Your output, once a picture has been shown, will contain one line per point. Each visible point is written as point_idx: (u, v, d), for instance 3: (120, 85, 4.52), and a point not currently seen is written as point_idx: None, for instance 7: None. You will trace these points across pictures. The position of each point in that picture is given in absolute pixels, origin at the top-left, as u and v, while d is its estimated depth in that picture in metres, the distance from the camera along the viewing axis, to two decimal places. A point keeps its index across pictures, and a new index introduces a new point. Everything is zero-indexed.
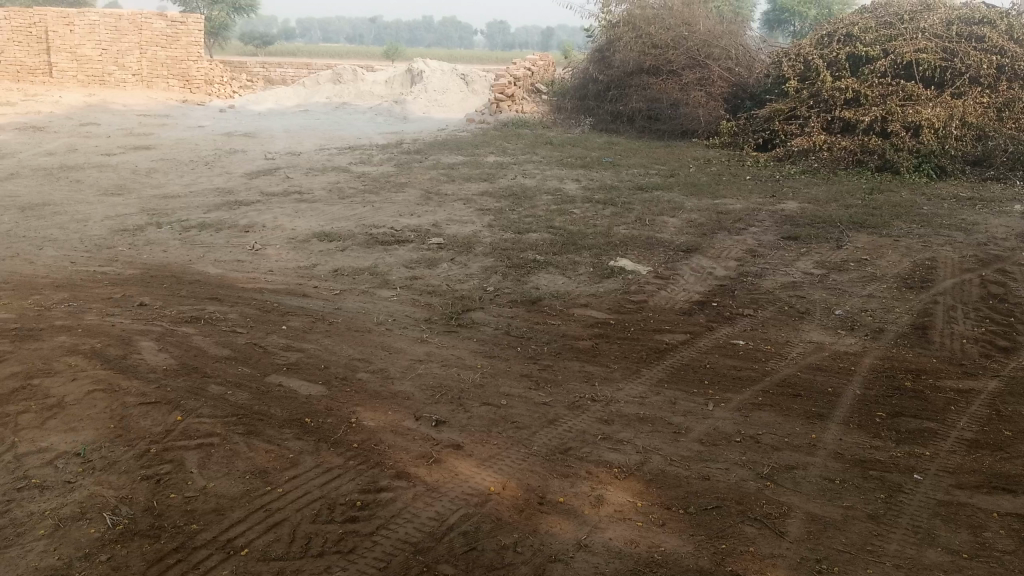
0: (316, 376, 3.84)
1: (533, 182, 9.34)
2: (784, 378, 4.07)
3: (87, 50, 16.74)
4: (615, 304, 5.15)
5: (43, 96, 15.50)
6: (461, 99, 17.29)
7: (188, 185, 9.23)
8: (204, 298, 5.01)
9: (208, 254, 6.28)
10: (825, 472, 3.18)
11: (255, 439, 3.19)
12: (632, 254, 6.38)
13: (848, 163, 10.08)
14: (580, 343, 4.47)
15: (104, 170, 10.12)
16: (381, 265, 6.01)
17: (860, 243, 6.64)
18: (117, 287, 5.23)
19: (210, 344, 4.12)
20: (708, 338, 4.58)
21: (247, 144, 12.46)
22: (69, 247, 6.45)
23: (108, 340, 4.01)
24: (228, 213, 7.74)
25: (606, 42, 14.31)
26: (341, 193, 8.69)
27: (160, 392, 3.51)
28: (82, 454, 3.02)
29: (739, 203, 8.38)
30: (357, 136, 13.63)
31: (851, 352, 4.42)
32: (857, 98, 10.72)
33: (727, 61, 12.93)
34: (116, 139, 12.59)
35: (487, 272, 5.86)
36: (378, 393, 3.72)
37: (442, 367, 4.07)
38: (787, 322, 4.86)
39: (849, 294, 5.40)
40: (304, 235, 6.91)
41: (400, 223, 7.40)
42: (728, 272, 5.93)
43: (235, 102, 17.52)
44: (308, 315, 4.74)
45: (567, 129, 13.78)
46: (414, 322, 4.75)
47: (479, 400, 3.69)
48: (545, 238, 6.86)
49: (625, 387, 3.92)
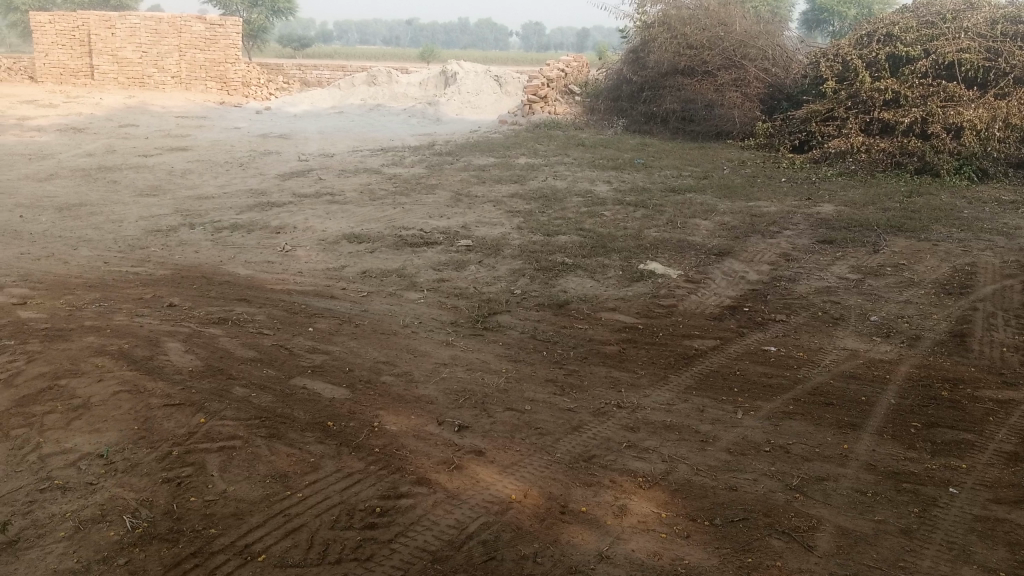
0: (340, 379, 3.83)
1: (564, 184, 9.29)
2: (816, 386, 3.97)
3: (128, 53, 17.03)
4: (644, 309, 5.07)
5: (84, 99, 15.79)
6: (494, 100, 17.28)
7: (222, 186, 9.33)
8: (232, 299, 5.03)
9: (238, 255, 6.33)
10: (856, 484, 3.08)
11: (277, 443, 3.19)
12: (662, 257, 6.29)
13: (887, 165, 9.87)
14: (607, 348, 4.40)
15: (141, 171, 10.27)
16: (409, 267, 6.00)
17: (898, 248, 6.48)
18: (148, 288, 5.29)
19: (236, 346, 4.13)
20: (738, 344, 4.49)
21: (281, 145, 12.57)
22: (103, 247, 6.54)
23: (136, 341, 4.04)
24: (260, 214, 7.79)
25: (641, 43, 14.20)
26: (372, 194, 8.72)
27: (184, 394, 3.52)
28: (105, 456, 3.04)
29: (773, 206, 8.24)
30: (389, 137, 13.67)
31: (886, 359, 4.30)
32: (896, 99, 10.50)
33: (763, 61, 12.75)
34: (153, 140, 12.78)
35: (515, 274, 5.82)
36: (402, 396, 3.69)
37: (467, 372, 4.04)
38: (820, 328, 4.75)
39: (885, 300, 5.26)
40: (334, 236, 6.94)
41: (429, 224, 7.39)
42: (760, 276, 5.82)
43: (271, 103, 17.70)
44: (335, 317, 4.74)
45: (600, 130, 13.69)
46: (440, 325, 4.73)
47: (503, 405, 3.65)
48: (575, 240, 6.81)
49: (651, 393, 3.85)
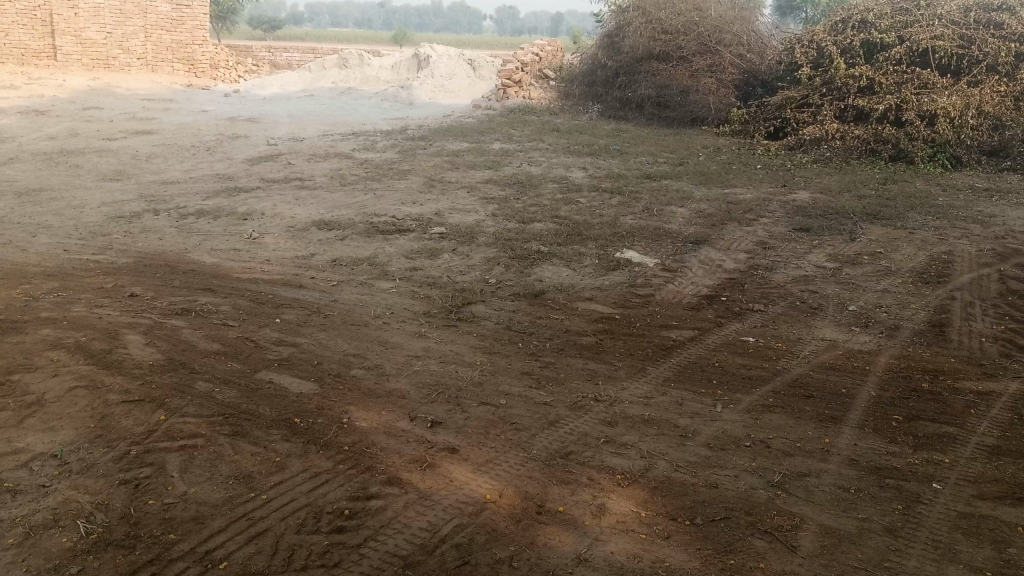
0: (308, 373, 3.69)
1: (538, 170, 9.16)
2: (796, 378, 3.90)
3: (92, 33, 16.44)
4: (621, 299, 4.98)
5: (46, 80, 15.33)
6: (467, 85, 17.07)
7: (188, 171, 9.09)
8: (196, 289, 4.86)
9: (204, 243, 6.13)
10: (839, 480, 3.02)
11: (241, 441, 3.05)
12: (639, 245, 6.21)
13: (861, 152, 9.86)
14: (583, 339, 4.31)
15: (104, 155, 9.96)
16: (381, 255, 5.85)
17: (874, 236, 6.46)
18: (109, 277, 5.09)
19: (200, 338, 3.97)
20: (717, 334, 4.42)
21: (250, 129, 12.29)
22: (63, 235, 6.31)
23: (94, 334, 3.86)
24: (228, 200, 7.58)
25: (616, 28, 14.08)
26: (343, 179, 8.54)
27: (143, 389, 3.37)
28: (58, 456, 2.88)
29: (749, 192, 8.19)
30: (362, 121, 13.45)
31: (865, 350, 4.24)
32: (871, 86, 10.50)
33: (738, 48, 12.72)
34: (118, 124, 12.44)
35: (490, 263, 5.70)
36: (372, 391, 3.57)
37: (440, 365, 3.92)
38: (798, 318, 4.69)
39: (862, 289, 5.22)
40: (303, 223, 6.76)
41: (402, 211, 7.24)
42: (737, 265, 5.76)
43: (240, 86, 17.36)
44: (303, 308, 4.59)
45: (575, 116, 13.56)
46: (413, 316, 4.60)
47: (477, 400, 3.54)
48: (550, 228, 6.70)
49: (629, 386, 3.76)
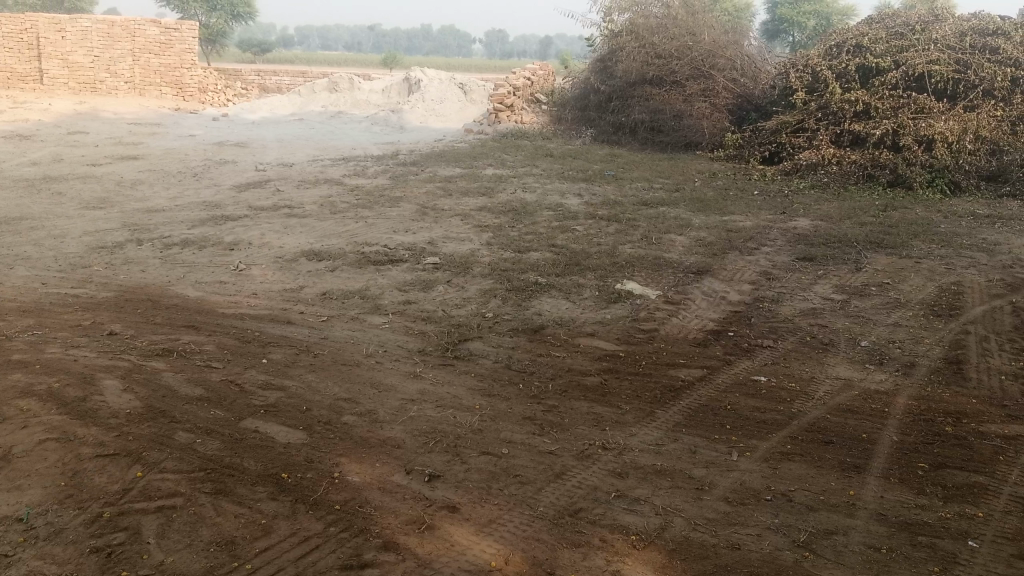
0: (297, 421, 3.46)
1: (533, 196, 8.99)
2: (813, 422, 3.70)
3: (79, 57, 16.36)
4: (624, 334, 4.78)
5: (32, 104, 15.14)
6: (459, 108, 16.94)
7: (173, 198, 8.88)
8: (179, 326, 4.63)
9: (188, 275, 5.90)
10: (869, 538, 2.81)
11: (224, 500, 2.82)
12: (639, 276, 6.02)
13: (859, 177, 9.73)
14: (587, 379, 4.10)
15: (88, 181, 9.74)
16: (372, 287, 5.64)
17: (880, 265, 6.29)
18: (88, 313, 4.86)
19: (182, 382, 3.74)
20: (727, 373, 4.22)
21: (238, 154, 12.09)
22: (42, 266, 6.08)
23: (68, 379, 3.63)
24: (214, 229, 7.37)
25: (608, 53, 14.01)
26: (333, 207, 8.33)
27: (119, 442, 3.13)
28: (24, 520, 2.64)
29: (748, 220, 8.03)
30: (352, 146, 13.28)
31: (882, 390, 4.05)
32: (867, 111, 10.39)
33: (732, 72, 12.65)
34: (104, 149, 12.23)
35: (486, 296, 5.50)
36: (365, 440, 3.34)
37: (437, 409, 3.69)
38: (810, 354, 4.50)
39: (873, 323, 5.03)
40: (292, 253, 6.55)
41: (394, 240, 7.03)
42: (742, 296, 5.58)
43: (229, 110, 17.20)
44: (291, 346, 4.37)
45: (568, 140, 13.42)
46: (407, 354, 4.38)
47: (477, 449, 3.32)
48: (547, 257, 6.51)
49: (638, 432, 3.54)
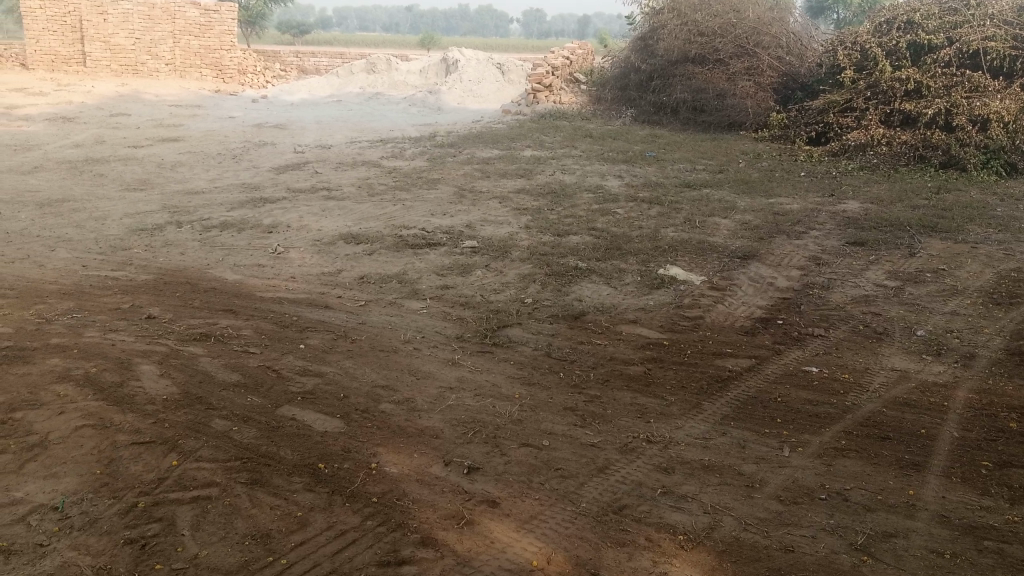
0: (334, 409, 3.39)
1: (572, 178, 8.84)
2: (868, 416, 3.54)
3: (121, 39, 16.50)
4: (668, 322, 4.64)
5: (75, 87, 15.33)
6: (496, 89, 16.76)
7: (213, 180, 8.89)
8: (216, 310, 4.59)
9: (227, 258, 5.87)
10: (931, 542, 2.67)
11: (260, 491, 2.76)
12: (682, 261, 5.85)
13: (909, 158, 9.41)
14: (630, 369, 3.97)
15: (129, 163, 9.80)
16: (410, 272, 5.55)
17: (934, 250, 6.05)
18: (127, 297, 4.85)
19: (219, 368, 3.69)
20: (776, 363, 4.06)
21: (277, 136, 12.10)
22: (83, 248, 6.11)
23: (105, 364, 3.60)
24: (253, 211, 7.35)
25: (649, 31, 13.74)
26: (371, 189, 8.28)
27: (155, 429, 3.09)
28: (59, 509, 2.60)
29: (795, 203, 7.80)
30: (389, 127, 13.22)
31: (940, 383, 3.87)
32: (918, 90, 10.03)
33: (777, 50, 12.31)
34: (145, 131, 12.32)
35: (525, 280, 5.38)
36: (403, 429, 3.26)
37: (476, 398, 3.60)
38: (864, 345, 4.32)
39: (929, 311, 4.83)
40: (330, 236, 6.50)
41: (432, 223, 6.95)
42: (790, 282, 5.40)
43: (268, 92, 17.23)
44: (329, 331, 4.31)
45: (608, 121, 13.20)
46: (445, 341, 4.30)
47: (517, 441, 3.22)
48: (587, 241, 6.37)
49: (684, 425, 3.42)
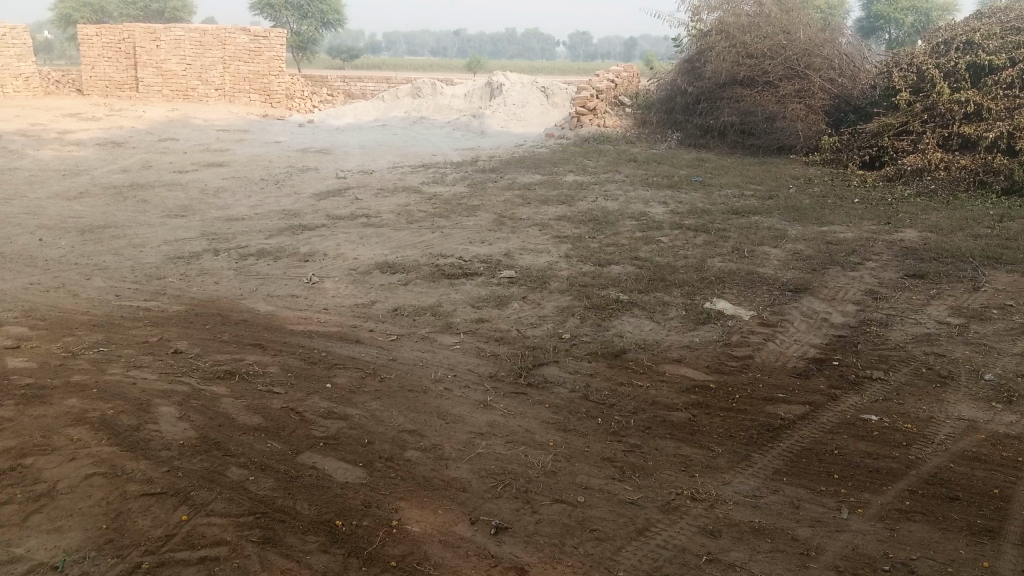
0: (357, 457, 3.21)
1: (615, 204, 8.61)
2: (935, 472, 3.24)
3: (172, 65, 16.81)
4: (714, 362, 4.37)
5: (127, 112, 15.64)
6: (540, 112, 16.63)
7: (254, 206, 8.86)
8: (244, 344, 4.46)
9: (260, 288, 5.77)
10: None
11: (272, 552, 2.59)
12: (730, 294, 5.58)
13: (970, 183, 8.98)
14: (673, 415, 3.72)
15: (173, 189, 9.85)
16: (445, 304, 5.37)
17: (1001, 284, 5.68)
18: (156, 329, 4.76)
19: (240, 410, 3.54)
20: (832, 411, 3.77)
21: (320, 161, 12.11)
22: (118, 277, 6.07)
23: (123, 406, 3.48)
24: (290, 239, 7.27)
25: (696, 53, 13.49)
26: (410, 216, 8.16)
27: (167, 479, 2.94)
28: (59, 568, 2.46)
29: (849, 231, 7.47)
30: (432, 152, 13.16)
31: (1013, 435, 3.54)
32: (978, 112, 9.62)
33: (829, 72, 11.96)
34: (192, 155, 12.43)
35: (564, 314, 5.17)
36: (429, 481, 3.06)
37: (507, 446, 3.38)
38: (927, 390, 4.00)
39: (997, 352, 4.49)
40: (366, 265, 6.36)
41: (470, 252, 6.79)
42: (845, 319, 5.09)
43: (315, 116, 17.36)
44: (357, 369, 4.14)
45: (653, 145, 12.96)
46: (478, 380, 4.09)
47: (550, 496, 3.00)
48: (629, 272, 6.13)
49: (733, 482, 3.16)
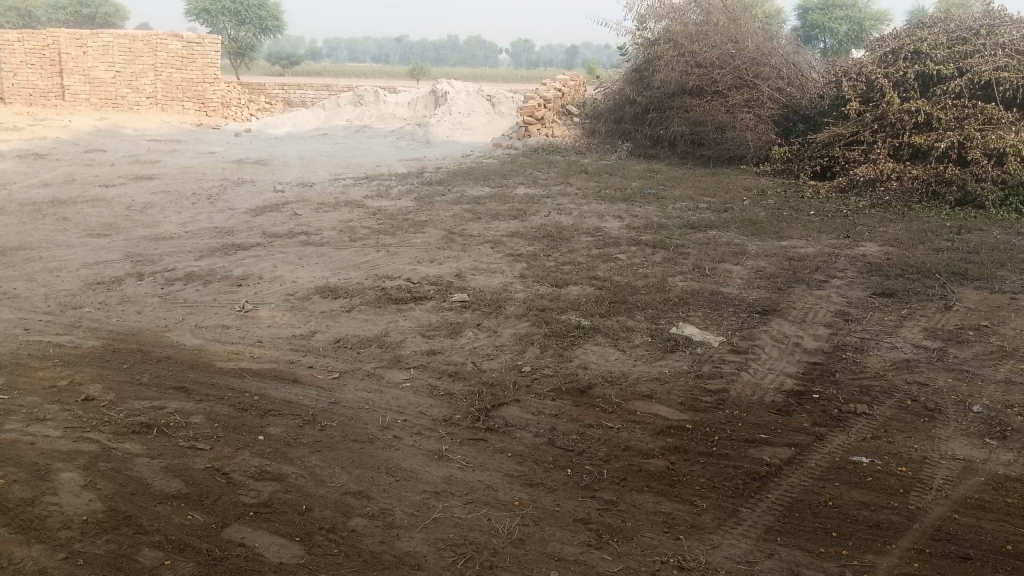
0: (294, 529, 2.78)
1: (569, 219, 8.28)
2: (940, 525, 2.94)
3: (100, 72, 15.98)
4: (687, 397, 4.04)
5: (51, 121, 14.77)
6: (486, 121, 16.25)
7: (184, 223, 8.29)
8: (166, 388, 3.97)
9: (188, 317, 5.27)
10: None
11: None
12: (696, 317, 5.27)
13: (922, 194, 8.91)
14: (650, 464, 3.35)
15: (97, 205, 9.19)
16: (392, 333, 4.95)
17: (971, 302, 5.49)
18: (67, 370, 4.25)
19: (157, 473, 3.08)
20: (819, 453, 3.46)
21: (257, 173, 11.53)
22: (29, 306, 5.49)
23: (18, 476, 3.01)
24: (223, 260, 6.75)
25: (644, 62, 13.29)
26: (353, 233, 7.70)
27: (64, 569, 2.50)
28: None
29: (809, 245, 7.27)
30: (376, 163, 12.67)
31: (1015, 477, 3.27)
32: (928, 122, 9.56)
33: (778, 81, 11.84)
34: (119, 168, 11.72)
35: (522, 342, 4.79)
36: (378, 556, 2.65)
37: (467, 508, 2.98)
38: (916, 426, 3.73)
39: (980, 379, 4.25)
40: (306, 289, 5.89)
41: (418, 272, 6.36)
42: (819, 343, 4.82)
43: (252, 126, 16.70)
44: (294, 415, 3.69)
45: (603, 155, 12.74)
46: (432, 425, 3.68)
47: (519, 572, 2.62)
48: (588, 293, 5.79)
49: (722, 544, 2.81)
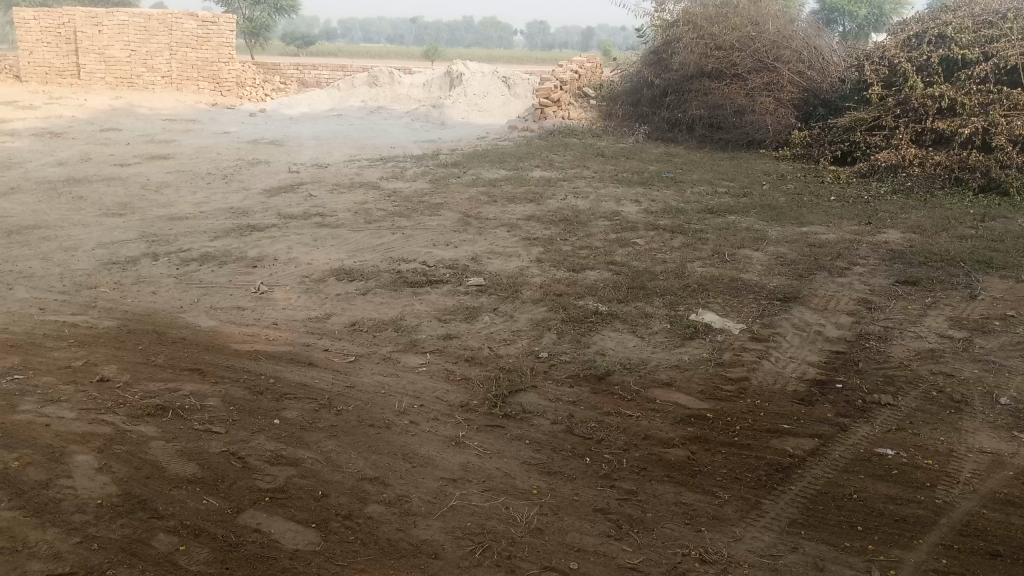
0: (310, 515, 2.74)
1: (586, 203, 8.20)
2: (968, 520, 2.87)
3: (116, 51, 15.95)
4: (708, 385, 3.97)
5: (67, 100, 14.76)
6: (502, 103, 16.13)
7: (199, 203, 8.27)
8: (181, 370, 3.94)
9: (203, 298, 5.24)
10: None
11: None
12: (716, 304, 5.19)
13: (945, 180, 8.76)
14: (671, 454, 3.29)
15: (112, 184, 9.17)
16: (408, 317, 4.90)
17: (996, 291, 5.38)
18: (81, 350, 4.22)
19: (172, 457, 3.05)
20: (843, 445, 3.39)
21: (272, 153, 11.48)
22: (45, 286, 5.48)
23: (33, 458, 2.99)
24: (238, 241, 6.72)
25: (663, 44, 13.12)
26: (368, 215, 7.64)
27: (79, 554, 2.47)
28: None
29: (830, 232, 7.15)
30: (391, 144, 12.59)
31: None
32: (952, 108, 9.39)
33: (798, 64, 11.67)
34: (134, 147, 11.70)
35: (539, 327, 4.73)
36: (395, 545, 2.62)
37: (484, 496, 2.94)
38: (942, 418, 3.65)
39: (1007, 370, 4.16)
40: (321, 271, 5.85)
41: (433, 256, 6.30)
42: (842, 332, 4.73)
43: (267, 106, 16.63)
44: (310, 399, 3.65)
45: (619, 138, 12.60)
46: (448, 411, 3.63)
47: (537, 563, 2.57)
48: (606, 278, 5.72)
49: (744, 537, 2.76)
